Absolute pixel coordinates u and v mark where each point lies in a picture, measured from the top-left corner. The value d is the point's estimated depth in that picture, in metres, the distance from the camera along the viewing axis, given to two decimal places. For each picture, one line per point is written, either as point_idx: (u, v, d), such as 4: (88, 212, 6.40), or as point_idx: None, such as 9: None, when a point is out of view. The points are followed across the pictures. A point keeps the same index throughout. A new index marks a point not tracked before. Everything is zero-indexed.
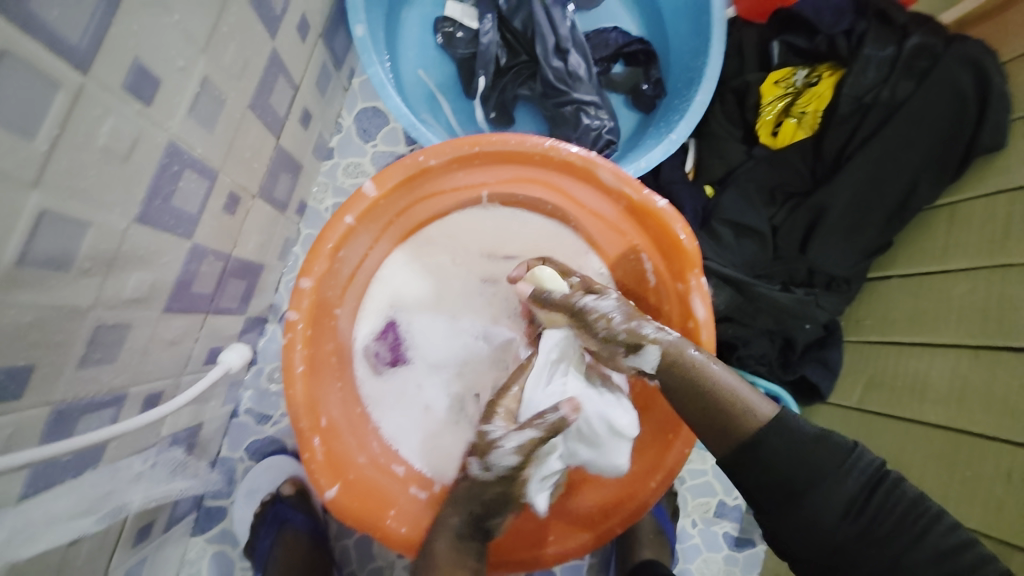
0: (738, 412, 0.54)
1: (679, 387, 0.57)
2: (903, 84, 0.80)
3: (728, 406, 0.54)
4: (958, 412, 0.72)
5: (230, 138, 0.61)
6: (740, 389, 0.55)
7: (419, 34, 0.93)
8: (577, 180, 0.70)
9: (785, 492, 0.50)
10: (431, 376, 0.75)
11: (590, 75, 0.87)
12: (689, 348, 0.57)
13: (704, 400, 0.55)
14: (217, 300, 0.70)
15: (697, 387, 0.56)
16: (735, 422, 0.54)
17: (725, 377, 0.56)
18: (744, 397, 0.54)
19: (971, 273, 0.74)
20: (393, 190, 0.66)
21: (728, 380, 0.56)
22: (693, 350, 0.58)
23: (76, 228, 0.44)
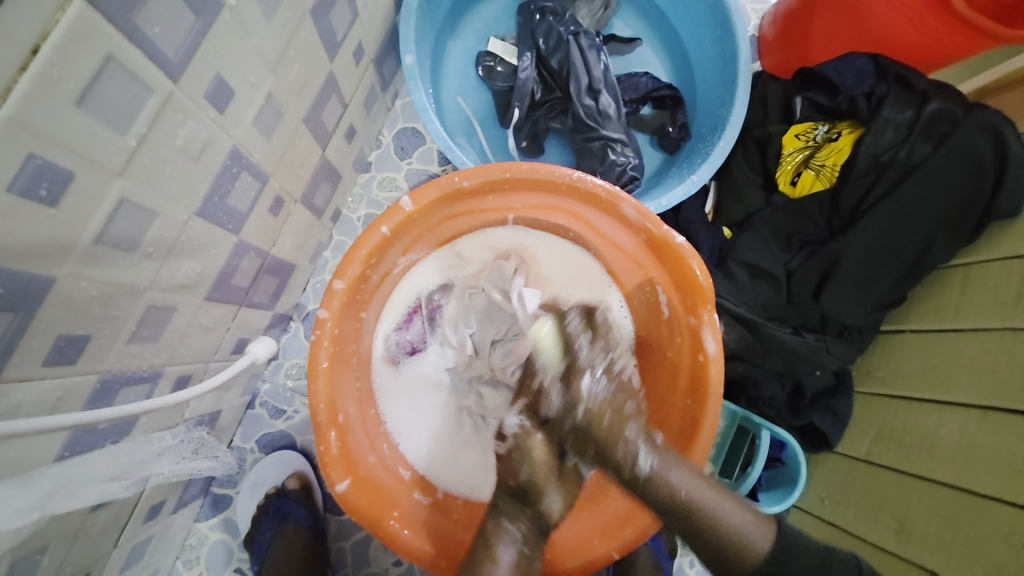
0: (737, 546, 0.59)
1: (667, 507, 0.59)
2: (921, 145, 0.83)
3: (729, 544, 0.59)
4: (964, 470, 0.71)
5: (283, 147, 0.66)
6: (737, 519, 0.60)
7: (461, 65, 1.00)
8: (600, 211, 0.73)
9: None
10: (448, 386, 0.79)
11: (619, 115, 0.92)
12: (679, 476, 0.60)
13: (702, 532, 0.59)
14: (251, 294, 0.75)
15: (691, 515, 0.59)
16: (734, 556, 0.59)
17: (722, 504, 0.60)
18: (741, 527, 0.60)
19: (982, 333, 0.75)
20: (426, 206, 0.71)
21: (726, 506, 0.60)
22: (682, 478, 0.60)
23: (146, 216, 0.49)
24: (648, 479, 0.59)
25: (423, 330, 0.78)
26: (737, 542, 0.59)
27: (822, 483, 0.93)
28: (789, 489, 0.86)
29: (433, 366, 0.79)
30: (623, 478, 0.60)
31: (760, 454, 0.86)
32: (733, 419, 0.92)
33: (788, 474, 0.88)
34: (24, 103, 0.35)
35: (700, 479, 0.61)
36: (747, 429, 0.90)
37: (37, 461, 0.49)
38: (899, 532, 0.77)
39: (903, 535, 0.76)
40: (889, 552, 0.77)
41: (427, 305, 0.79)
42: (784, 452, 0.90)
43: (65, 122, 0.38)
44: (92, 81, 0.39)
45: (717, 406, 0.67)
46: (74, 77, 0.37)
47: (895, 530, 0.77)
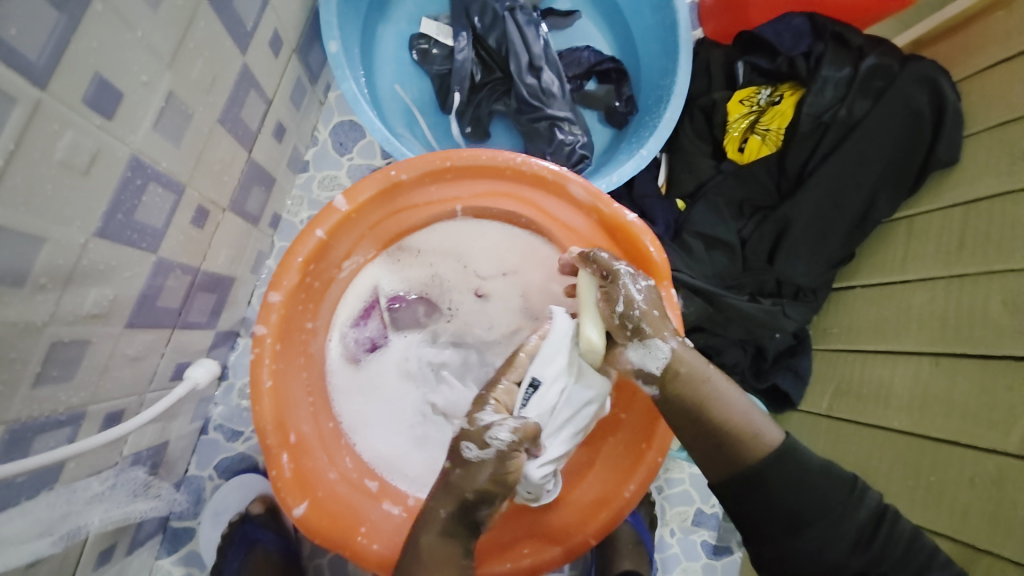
0: (742, 437, 0.54)
1: (684, 404, 0.56)
2: (860, 102, 0.84)
3: (733, 428, 0.54)
4: (921, 417, 0.74)
5: (199, 151, 0.60)
6: (747, 413, 0.55)
7: (394, 50, 0.94)
8: (549, 194, 0.71)
9: (790, 522, 0.53)
10: (416, 379, 0.74)
11: (563, 92, 0.89)
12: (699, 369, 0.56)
13: (708, 419, 0.55)
14: (185, 315, 0.69)
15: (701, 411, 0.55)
16: (741, 452, 0.54)
17: (732, 392, 0.56)
18: (750, 421, 0.55)
19: (928, 282, 0.77)
20: (364, 204, 0.66)
21: (735, 395, 0.56)
22: (706, 366, 0.57)
23: (31, 243, 0.43)
24: (663, 376, 0.56)
25: (382, 325, 0.75)
26: (744, 434, 0.54)
27: None
28: None
29: (394, 360, 0.74)
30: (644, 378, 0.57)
31: None
32: None
33: None
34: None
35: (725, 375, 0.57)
36: None
37: None
38: (864, 481, 0.80)
39: (868, 485, 0.79)
40: None
41: (385, 301, 0.75)
42: None
43: None
44: None
45: None
46: None
47: None
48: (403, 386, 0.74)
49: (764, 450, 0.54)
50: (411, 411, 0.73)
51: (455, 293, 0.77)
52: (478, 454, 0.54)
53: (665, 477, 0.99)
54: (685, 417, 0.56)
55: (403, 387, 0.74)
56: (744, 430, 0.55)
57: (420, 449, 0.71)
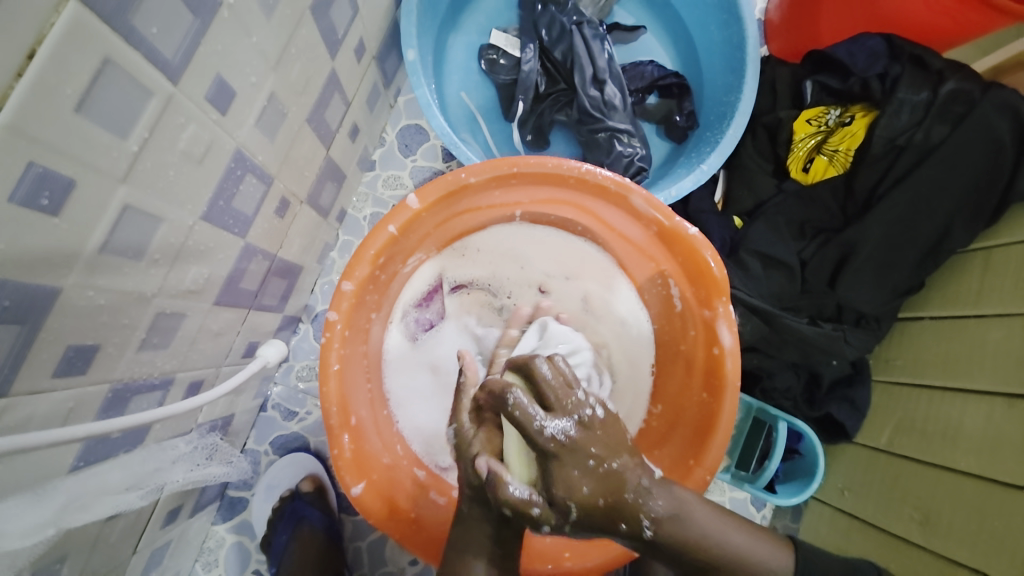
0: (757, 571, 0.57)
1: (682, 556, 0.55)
2: (938, 127, 0.80)
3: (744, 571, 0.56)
4: (989, 460, 0.70)
5: (287, 148, 0.65)
6: (747, 546, 0.57)
7: (463, 59, 0.98)
8: (610, 204, 0.72)
9: None
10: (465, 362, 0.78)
11: (625, 105, 0.91)
12: (700, 520, 0.56)
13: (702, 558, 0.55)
14: (260, 298, 0.75)
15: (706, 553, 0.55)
16: None
17: (729, 534, 0.57)
18: (750, 551, 0.57)
19: (1004, 318, 0.73)
20: (434, 204, 0.69)
21: (734, 535, 0.57)
22: (696, 533, 0.55)
23: (151, 222, 0.48)
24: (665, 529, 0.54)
25: (442, 309, 0.79)
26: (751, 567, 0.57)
27: (841, 473, 0.92)
28: (806, 479, 0.85)
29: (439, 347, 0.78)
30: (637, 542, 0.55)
31: (778, 446, 0.84)
32: (748, 411, 0.91)
33: (806, 466, 0.86)
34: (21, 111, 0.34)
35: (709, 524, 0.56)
36: (763, 421, 0.89)
37: (53, 471, 0.49)
38: (924, 524, 0.76)
39: (928, 527, 0.75)
40: (914, 543, 0.76)
41: (449, 287, 0.79)
42: (802, 444, 0.89)
43: (64, 127, 0.37)
44: (92, 87, 0.38)
45: (733, 397, 0.66)
46: (74, 82, 0.37)
47: (919, 522, 0.77)
48: (455, 374, 0.77)
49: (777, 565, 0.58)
50: (457, 397, 0.76)
51: (512, 288, 0.81)
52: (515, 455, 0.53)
53: None
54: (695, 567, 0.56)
55: (446, 372, 0.77)
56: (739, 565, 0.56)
57: None
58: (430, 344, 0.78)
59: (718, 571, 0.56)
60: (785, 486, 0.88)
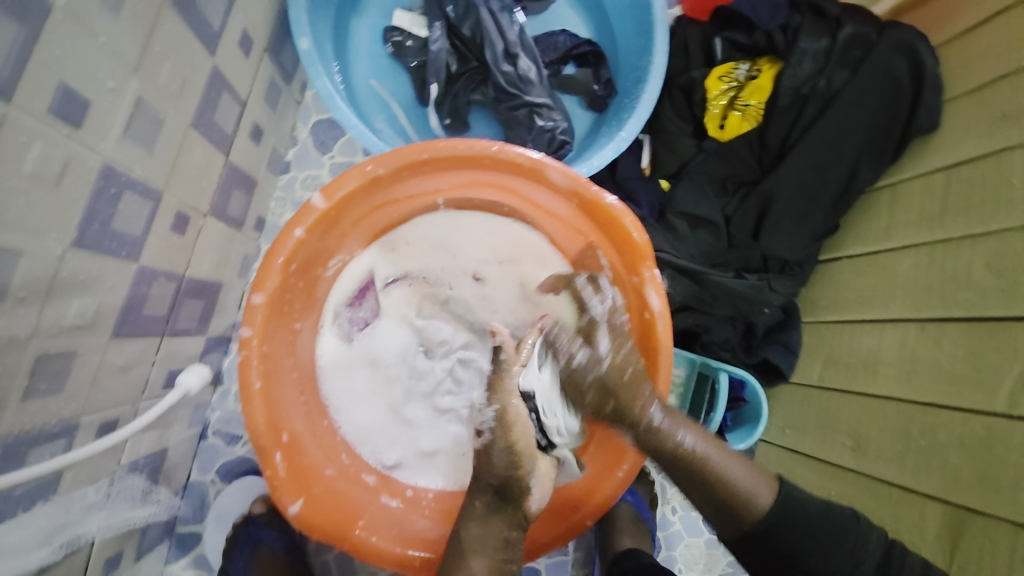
0: (745, 503, 0.57)
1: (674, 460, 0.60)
2: (839, 73, 0.83)
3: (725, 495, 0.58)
4: (908, 382, 0.75)
5: (174, 157, 0.60)
6: (746, 480, 0.58)
7: (369, 43, 0.93)
8: (529, 181, 0.71)
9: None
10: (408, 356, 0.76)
11: (542, 79, 0.89)
12: (688, 437, 0.61)
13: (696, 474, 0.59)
14: (173, 322, 0.70)
15: (703, 469, 0.59)
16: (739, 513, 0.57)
17: (728, 462, 0.59)
18: (746, 486, 0.58)
19: (913, 249, 0.78)
20: (344, 201, 0.66)
21: (732, 464, 0.59)
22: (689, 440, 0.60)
23: (6, 257, 0.43)
24: (656, 430, 0.61)
25: (376, 306, 0.77)
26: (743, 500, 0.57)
27: (782, 413, 0.96)
28: (751, 425, 0.90)
29: (376, 347, 0.75)
30: (636, 436, 0.62)
31: (722, 399, 0.87)
32: (692, 367, 0.94)
33: (750, 412, 0.91)
34: None
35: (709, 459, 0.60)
36: (707, 375, 0.92)
37: None
38: (855, 449, 0.81)
39: (860, 452, 0.80)
40: (848, 468, 0.81)
41: (382, 283, 0.76)
42: (745, 391, 0.93)
43: None
44: None
45: (668, 358, 0.67)
46: None
47: (852, 448, 0.82)
48: (396, 366, 0.75)
49: (761, 511, 0.57)
50: (399, 389, 0.75)
51: (447, 277, 0.79)
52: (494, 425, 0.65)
53: None
54: (681, 472, 0.60)
55: (387, 367, 0.75)
56: (735, 492, 0.57)
57: (403, 429, 0.74)
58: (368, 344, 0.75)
59: (708, 489, 0.58)
60: (735, 434, 0.94)
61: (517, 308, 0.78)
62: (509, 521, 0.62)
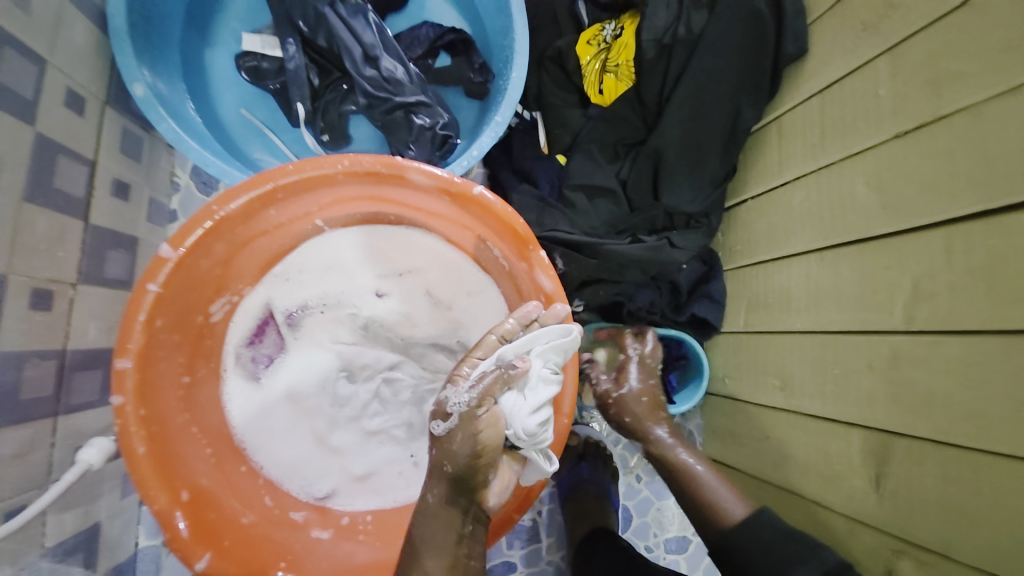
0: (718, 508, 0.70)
1: (674, 474, 0.77)
2: (697, 15, 0.82)
3: (706, 504, 0.72)
4: (818, 314, 0.75)
5: (9, 234, 0.58)
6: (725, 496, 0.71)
7: (230, 73, 0.90)
8: (395, 186, 0.69)
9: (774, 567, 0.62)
10: (327, 386, 0.72)
11: (410, 76, 0.86)
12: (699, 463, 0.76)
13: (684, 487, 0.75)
14: (67, 399, 0.69)
15: (683, 481, 0.75)
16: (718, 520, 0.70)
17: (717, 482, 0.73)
18: (728, 503, 0.70)
19: (802, 179, 0.78)
20: (199, 247, 0.64)
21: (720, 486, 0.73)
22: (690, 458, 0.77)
23: None
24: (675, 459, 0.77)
25: (279, 341, 0.73)
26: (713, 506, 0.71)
27: (720, 364, 0.97)
28: (696, 380, 0.95)
29: (288, 382, 0.72)
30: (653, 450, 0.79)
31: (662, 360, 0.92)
32: None
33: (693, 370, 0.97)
34: None
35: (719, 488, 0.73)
36: None
37: None
38: (783, 388, 0.82)
39: (787, 390, 0.81)
40: (780, 408, 0.82)
41: (280, 317, 0.73)
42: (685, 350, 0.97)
43: None
44: None
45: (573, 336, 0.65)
46: None
47: (780, 388, 0.82)
48: (316, 397, 0.72)
49: (735, 524, 0.68)
50: (322, 419, 0.72)
51: (354, 296, 0.75)
52: (444, 427, 0.54)
53: None
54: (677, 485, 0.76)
55: (307, 400, 0.72)
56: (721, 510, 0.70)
57: (331, 458, 0.71)
58: (275, 381, 0.72)
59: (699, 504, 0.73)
60: (683, 391, 1.00)
61: (427, 317, 0.75)
62: (466, 516, 0.56)
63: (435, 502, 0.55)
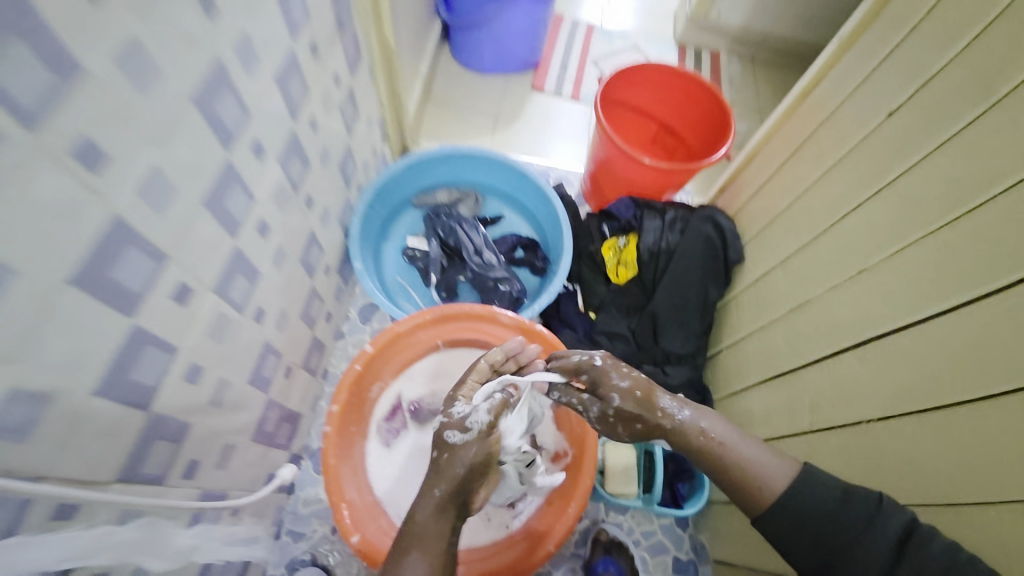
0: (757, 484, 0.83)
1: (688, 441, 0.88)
2: (672, 236, 1.37)
3: (749, 482, 0.84)
4: (772, 425, 1.10)
5: (290, 332, 1.09)
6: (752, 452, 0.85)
7: (393, 255, 1.51)
8: (490, 324, 1.18)
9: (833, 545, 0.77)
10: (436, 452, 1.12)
11: (499, 262, 1.43)
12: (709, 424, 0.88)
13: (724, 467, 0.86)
14: (275, 437, 1.10)
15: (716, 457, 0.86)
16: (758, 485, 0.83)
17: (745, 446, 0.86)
18: (765, 470, 0.84)
19: (750, 335, 1.22)
20: (382, 348, 1.13)
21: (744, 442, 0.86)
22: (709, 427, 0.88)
23: (228, 386, 0.87)
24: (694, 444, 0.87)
25: (403, 421, 1.14)
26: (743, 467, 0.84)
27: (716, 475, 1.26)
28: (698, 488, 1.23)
29: (415, 443, 1.13)
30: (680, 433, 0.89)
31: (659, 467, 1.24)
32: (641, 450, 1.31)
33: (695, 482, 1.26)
34: (199, 344, 0.76)
35: (729, 429, 0.88)
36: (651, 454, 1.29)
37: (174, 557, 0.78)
38: None
39: None
40: None
41: (406, 404, 1.16)
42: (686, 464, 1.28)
43: (210, 349, 0.79)
44: (220, 326, 0.81)
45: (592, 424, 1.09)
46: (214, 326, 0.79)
47: None
48: None
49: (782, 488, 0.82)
50: None
51: None
52: (461, 436, 0.81)
53: (641, 531, 1.29)
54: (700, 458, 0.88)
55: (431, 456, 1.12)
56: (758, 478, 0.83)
57: None
58: (402, 443, 1.12)
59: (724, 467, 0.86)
60: (691, 500, 1.26)
61: None
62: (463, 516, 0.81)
63: (437, 496, 0.78)
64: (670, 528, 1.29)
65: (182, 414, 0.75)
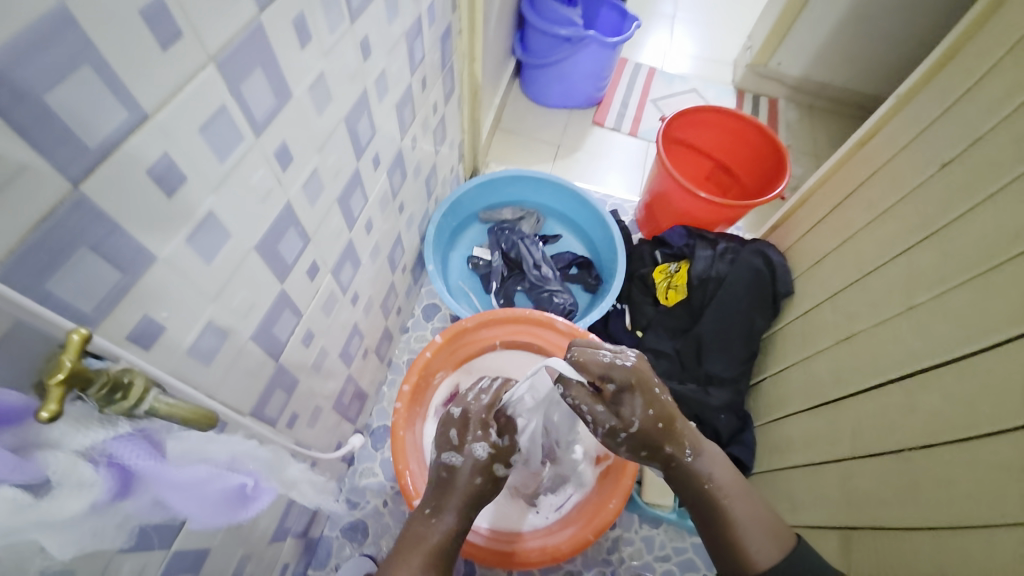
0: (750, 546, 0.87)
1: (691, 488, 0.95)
2: (722, 264, 1.45)
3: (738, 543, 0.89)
4: (810, 451, 1.14)
5: (371, 318, 1.25)
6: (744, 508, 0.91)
7: (459, 262, 1.67)
8: (546, 329, 1.30)
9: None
10: None
11: (555, 276, 1.56)
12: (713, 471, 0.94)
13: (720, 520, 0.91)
14: (348, 409, 1.25)
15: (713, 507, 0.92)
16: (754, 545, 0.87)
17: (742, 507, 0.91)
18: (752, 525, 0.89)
19: (794, 365, 1.27)
20: (449, 340, 1.26)
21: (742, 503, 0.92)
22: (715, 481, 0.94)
23: (326, 354, 1.02)
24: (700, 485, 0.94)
25: None
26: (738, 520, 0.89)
27: None
28: None
29: None
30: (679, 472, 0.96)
31: None
32: None
33: None
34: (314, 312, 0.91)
35: (733, 481, 0.95)
36: None
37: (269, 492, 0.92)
38: (794, 508, 1.15)
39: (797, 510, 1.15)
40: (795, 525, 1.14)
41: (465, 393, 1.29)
42: None
43: (320, 319, 0.94)
44: (330, 301, 0.97)
45: None
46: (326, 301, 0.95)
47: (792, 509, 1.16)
48: None
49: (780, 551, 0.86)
50: None
51: None
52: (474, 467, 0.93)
53: (672, 546, 1.33)
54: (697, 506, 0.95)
55: None
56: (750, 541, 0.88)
57: None
58: None
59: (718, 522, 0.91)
60: None
61: None
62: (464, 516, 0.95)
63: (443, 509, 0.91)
64: (700, 547, 1.33)
65: (295, 369, 0.90)
